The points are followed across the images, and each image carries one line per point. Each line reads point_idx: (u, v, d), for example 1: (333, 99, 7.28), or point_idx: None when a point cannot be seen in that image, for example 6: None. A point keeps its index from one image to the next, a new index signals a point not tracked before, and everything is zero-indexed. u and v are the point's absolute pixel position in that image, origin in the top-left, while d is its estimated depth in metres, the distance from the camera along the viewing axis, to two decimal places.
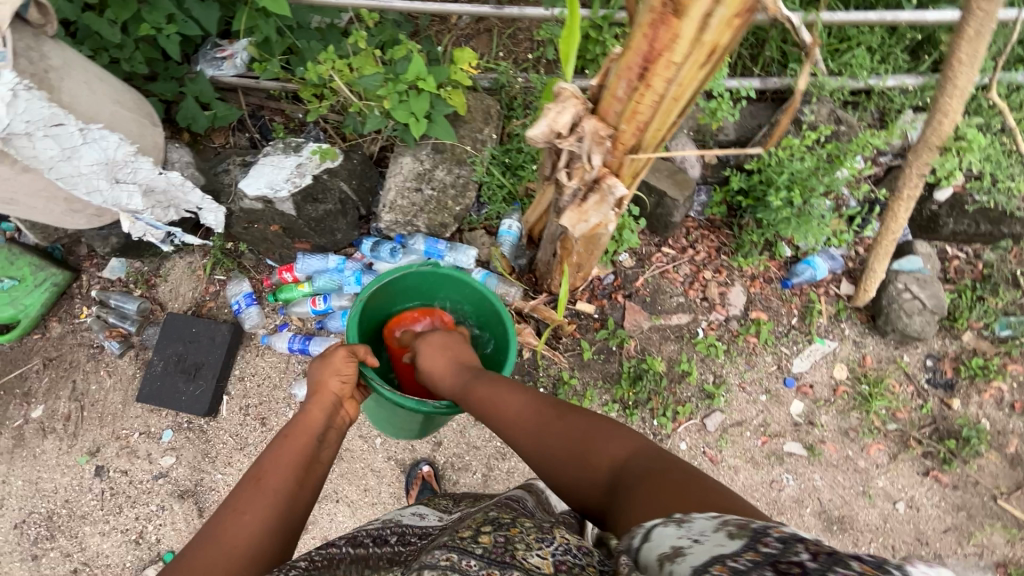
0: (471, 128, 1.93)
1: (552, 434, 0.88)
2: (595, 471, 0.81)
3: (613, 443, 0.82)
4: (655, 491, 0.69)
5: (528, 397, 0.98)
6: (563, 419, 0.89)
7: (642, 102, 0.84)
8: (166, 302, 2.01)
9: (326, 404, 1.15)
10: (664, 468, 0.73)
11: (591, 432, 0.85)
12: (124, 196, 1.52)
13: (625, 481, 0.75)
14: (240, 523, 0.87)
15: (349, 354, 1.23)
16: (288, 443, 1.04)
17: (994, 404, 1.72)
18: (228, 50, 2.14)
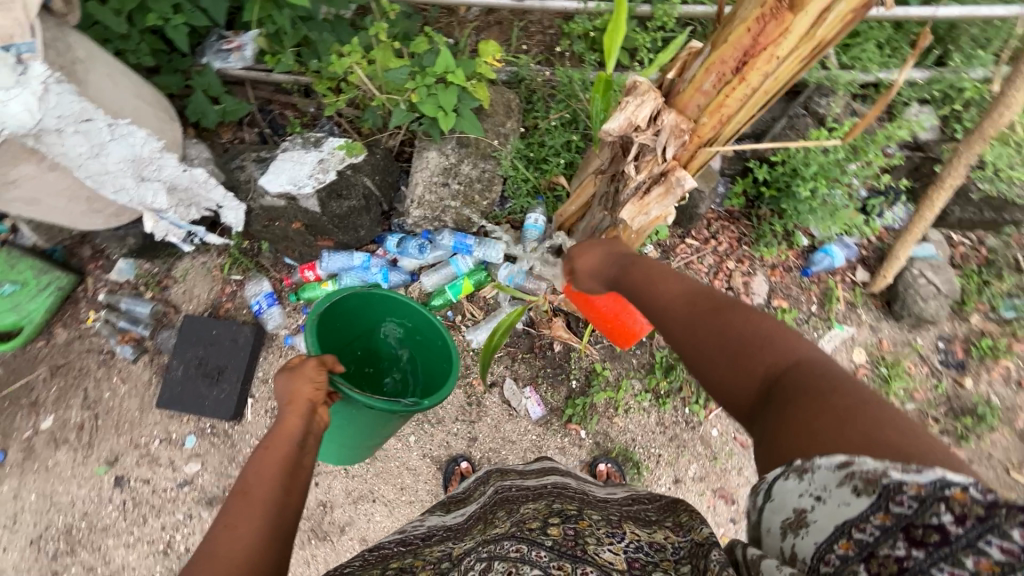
0: (494, 121, 1.92)
1: (705, 331, 0.81)
2: (748, 376, 0.74)
3: (780, 350, 0.73)
4: (814, 415, 0.61)
5: (684, 286, 0.90)
6: (723, 317, 0.81)
7: (731, 96, 0.85)
8: (180, 304, 1.94)
9: (303, 410, 0.96)
10: (832, 384, 0.64)
11: (754, 334, 0.76)
12: (149, 195, 1.48)
13: (784, 392, 0.68)
14: (233, 540, 0.73)
15: (321, 364, 1.04)
16: (265, 458, 0.86)
17: (1002, 382, 1.82)
18: (236, 41, 2.07)
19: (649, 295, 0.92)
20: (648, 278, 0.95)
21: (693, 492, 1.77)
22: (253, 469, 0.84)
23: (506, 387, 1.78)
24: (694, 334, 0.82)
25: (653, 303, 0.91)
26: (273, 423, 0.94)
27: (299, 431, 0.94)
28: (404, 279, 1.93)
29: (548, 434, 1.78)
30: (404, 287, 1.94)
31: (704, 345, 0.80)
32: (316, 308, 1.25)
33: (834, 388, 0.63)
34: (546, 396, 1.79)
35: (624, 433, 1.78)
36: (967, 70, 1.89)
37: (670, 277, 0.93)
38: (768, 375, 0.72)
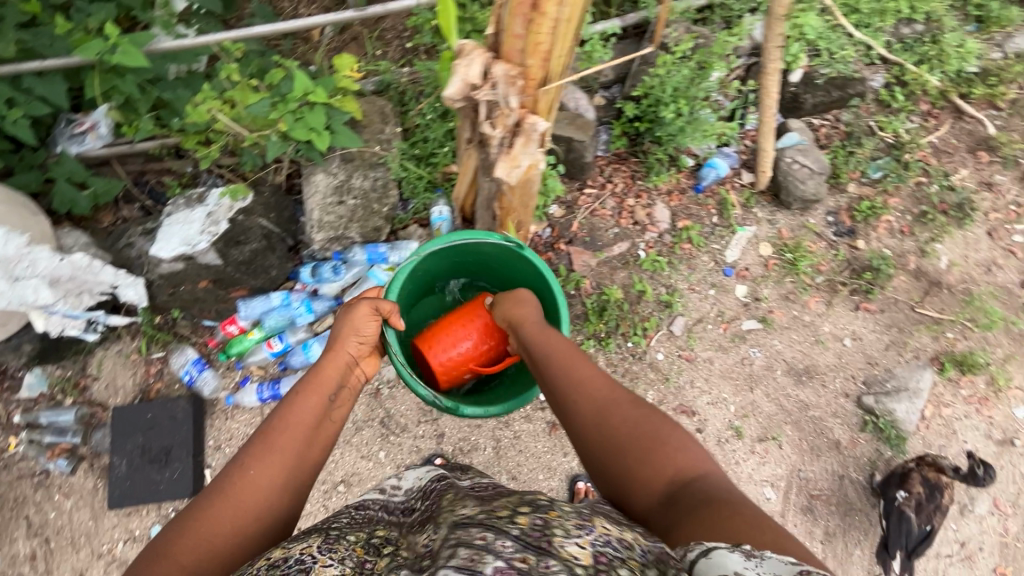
0: (373, 130, 1.95)
1: (625, 423, 0.99)
2: (658, 475, 0.91)
3: (686, 461, 0.92)
4: (722, 514, 0.77)
5: (606, 379, 1.09)
6: (641, 418, 1.00)
7: (541, 31, 0.93)
8: (106, 400, 1.85)
9: (341, 364, 1.17)
10: (731, 498, 0.82)
11: (668, 437, 0.95)
12: (29, 293, 1.42)
13: (690, 495, 0.85)
14: (254, 479, 0.92)
15: (374, 311, 1.25)
16: (297, 403, 1.05)
17: (888, 234, 2.00)
18: (87, 122, 1.98)
19: (576, 381, 1.09)
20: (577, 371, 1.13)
21: None
22: (284, 412, 1.04)
23: None
24: (611, 421, 1.01)
25: (583, 388, 1.07)
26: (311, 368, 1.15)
27: (333, 384, 1.13)
28: (330, 306, 1.90)
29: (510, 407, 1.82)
30: (332, 314, 1.90)
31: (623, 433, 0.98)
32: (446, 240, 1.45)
33: (731, 496, 0.83)
34: None
35: None
36: None
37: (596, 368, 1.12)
38: (673, 480, 0.90)
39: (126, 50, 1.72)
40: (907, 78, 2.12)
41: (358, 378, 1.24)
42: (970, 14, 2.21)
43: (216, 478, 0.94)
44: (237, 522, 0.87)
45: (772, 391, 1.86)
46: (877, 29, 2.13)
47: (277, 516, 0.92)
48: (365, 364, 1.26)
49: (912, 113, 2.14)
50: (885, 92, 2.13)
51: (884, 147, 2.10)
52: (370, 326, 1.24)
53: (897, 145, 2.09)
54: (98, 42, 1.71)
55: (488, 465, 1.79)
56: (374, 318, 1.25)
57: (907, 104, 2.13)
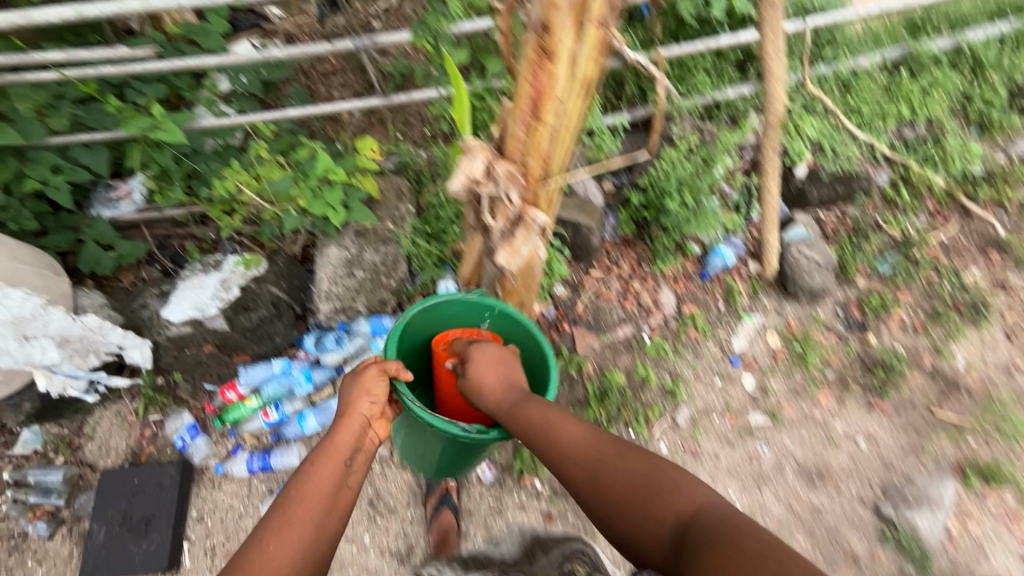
0: (388, 207, 2.04)
1: (616, 481, 0.97)
2: (660, 523, 0.89)
3: (683, 496, 0.90)
4: (724, 550, 0.77)
5: (588, 435, 1.06)
6: (629, 466, 0.98)
7: (540, 137, 0.98)
8: (96, 461, 1.83)
9: (356, 427, 1.09)
10: (729, 526, 0.81)
11: (657, 478, 0.94)
12: (37, 353, 1.45)
13: (693, 534, 0.84)
14: (274, 558, 0.89)
15: (382, 372, 1.18)
16: (316, 471, 1.01)
17: (901, 330, 1.96)
18: (124, 189, 2.13)
19: (560, 447, 1.06)
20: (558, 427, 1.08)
21: None
22: (301, 485, 1.00)
23: None
24: (605, 477, 0.99)
25: (569, 452, 1.04)
26: (328, 433, 1.09)
27: (349, 447, 1.07)
28: (328, 376, 1.91)
29: (505, 494, 1.75)
30: (330, 385, 1.91)
31: (618, 487, 0.97)
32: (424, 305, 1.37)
33: (732, 522, 0.82)
34: (493, 456, 1.78)
35: None
36: (781, 79, 2.23)
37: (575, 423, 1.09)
38: (676, 521, 0.88)
39: (167, 127, 1.87)
40: (912, 177, 2.17)
41: (376, 437, 1.16)
42: (972, 120, 2.28)
43: (236, 554, 0.91)
44: None
45: (782, 492, 1.75)
46: (879, 129, 2.21)
47: None
48: (382, 426, 1.18)
49: (919, 210, 2.17)
50: (890, 190, 2.16)
51: (892, 242, 2.11)
52: (383, 385, 1.15)
53: (906, 241, 2.09)
54: (142, 120, 1.86)
55: None
56: (383, 377, 1.17)
57: (913, 202, 2.16)
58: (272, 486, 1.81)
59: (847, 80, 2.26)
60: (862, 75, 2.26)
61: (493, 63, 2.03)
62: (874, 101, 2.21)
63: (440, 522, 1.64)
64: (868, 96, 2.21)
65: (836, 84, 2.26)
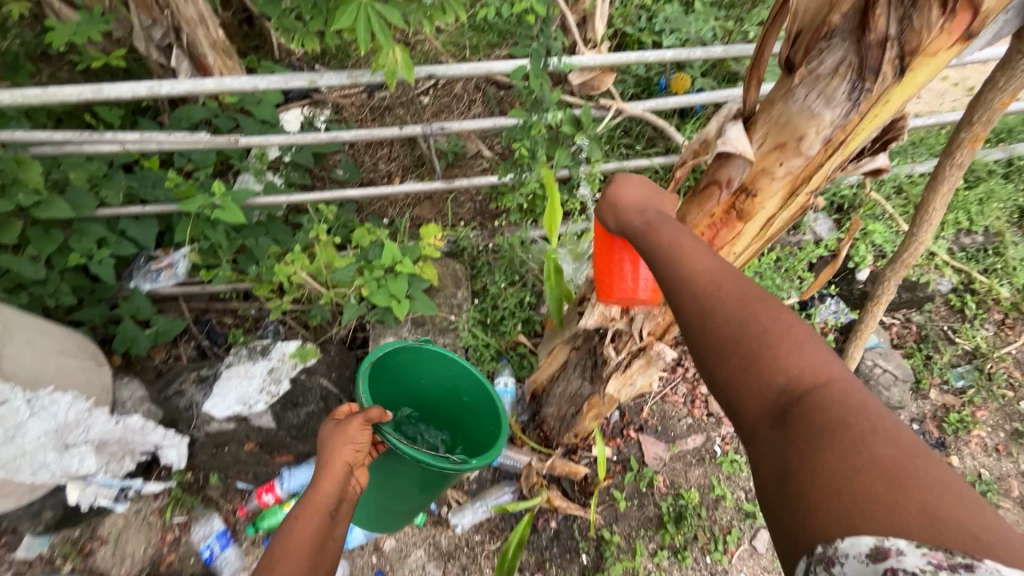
0: (445, 295, 1.96)
1: (722, 316, 0.69)
2: (763, 385, 0.63)
3: (808, 366, 0.61)
4: (838, 448, 0.51)
5: (710, 259, 0.76)
6: (750, 312, 0.68)
7: None
8: (108, 570, 1.63)
9: (338, 477, 1.06)
10: (859, 418, 0.54)
11: (779, 337, 0.64)
12: (75, 463, 1.28)
13: (805, 415, 0.57)
14: None
15: (365, 422, 1.14)
16: (303, 519, 0.98)
17: (982, 452, 1.87)
18: (166, 261, 1.99)
19: (666, 256, 0.79)
20: (672, 244, 0.80)
21: None
22: (282, 537, 0.95)
23: None
24: (713, 317, 0.70)
25: (675, 273, 0.76)
26: (313, 482, 1.05)
27: (334, 497, 1.04)
28: None
29: None
30: None
31: (720, 328, 0.68)
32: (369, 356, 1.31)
33: (866, 414, 0.54)
34: None
35: None
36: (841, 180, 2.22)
37: (694, 240, 0.79)
38: (786, 392, 0.61)
39: (226, 205, 1.78)
40: (976, 286, 2.13)
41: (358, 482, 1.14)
42: None
43: None
44: None
45: None
46: (939, 236, 2.20)
47: None
48: (361, 471, 1.15)
49: (986, 320, 2.12)
50: (955, 298, 2.12)
51: (963, 354, 2.04)
52: (366, 435, 1.13)
53: (978, 353, 2.03)
54: (201, 198, 1.77)
55: None
56: (366, 426, 1.14)
57: (980, 312, 2.11)
58: None
59: (904, 187, 2.25)
60: (919, 180, 2.26)
61: (561, 153, 1.96)
62: None
63: None
64: None
65: (892, 190, 2.25)
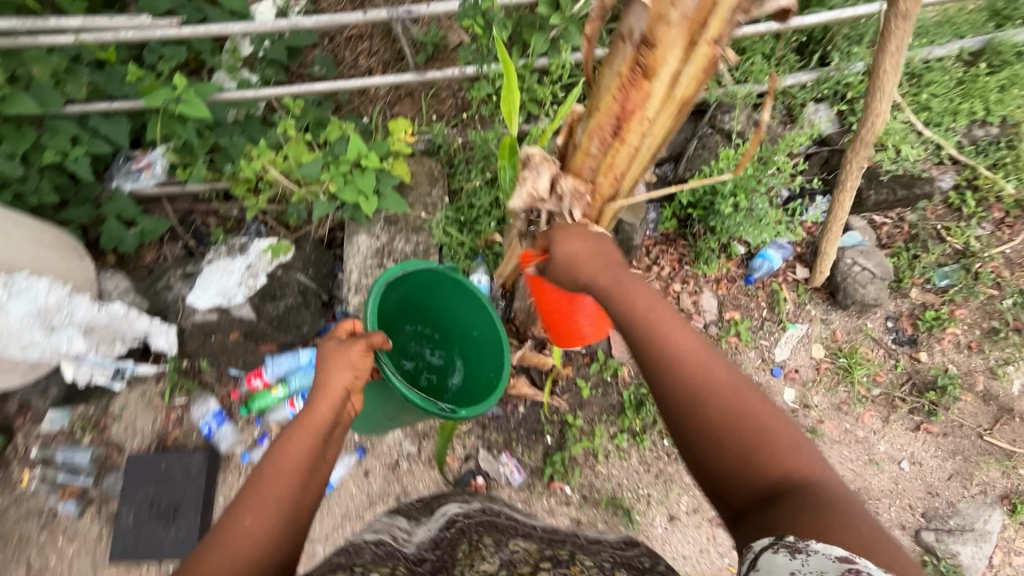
0: (419, 193, 1.95)
1: (713, 403, 0.78)
2: (759, 472, 0.72)
3: (799, 463, 0.72)
4: (830, 527, 0.62)
5: (691, 338, 0.84)
6: (740, 402, 0.77)
7: (616, 159, 0.87)
8: (123, 442, 1.81)
9: (336, 400, 0.99)
10: (841, 506, 0.65)
11: (767, 427, 0.75)
12: (63, 343, 1.41)
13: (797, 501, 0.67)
14: (238, 533, 0.81)
15: (367, 348, 1.09)
16: (294, 440, 0.93)
17: (954, 349, 1.87)
18: (145, 160, 2.03)
19: (648, 327, 0.85)
20: (658, 315, 0.86)
21: (690, 526, 1.73)
22: (273, 459, 0.90)
23: (481, 459, 1.73)
24: (703, 403, 0.78)
25: (662, 346, 0.83)
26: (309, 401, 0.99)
27: (329, 421, 0.98)
28: None
29: (534, 498, 1.72)
30: None
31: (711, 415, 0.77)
32: (392, 270, 1.35)
33: (844, 504, 0.66)
34: (523, 459, 1.75)
35: (608, 480, 1.74)
36: (847, 67, 2.03)
37: (672, 316, 0.86)
38: (779, 481, 0.71)
39: (190, 100, 1.74)
40: (980, 182, 1.98)
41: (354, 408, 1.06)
42: None
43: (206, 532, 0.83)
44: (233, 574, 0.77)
45: None
46: (947, 129, 2.06)
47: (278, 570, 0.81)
48: (359, 397, 1.08)
49: (983, 219, 2.02)
50: (955, 195, 2.01)
51: (952, 253, 1.97)
52: (368, 361, 1.07)
53: (967, 252, 1.96)
54: (164, 91, 1.74)
55: None
56: (369, 352, 1.09)
57: (979, 210, 2.01)
58: None
59: (918, 73, 2.05)
60: (936, 66, 2.05)
61: (536, 40, 1.88)
62: (947, 96, 2.03)
63: None
64: (941, 91, 2.03)
65: (905, 76, 2.05)
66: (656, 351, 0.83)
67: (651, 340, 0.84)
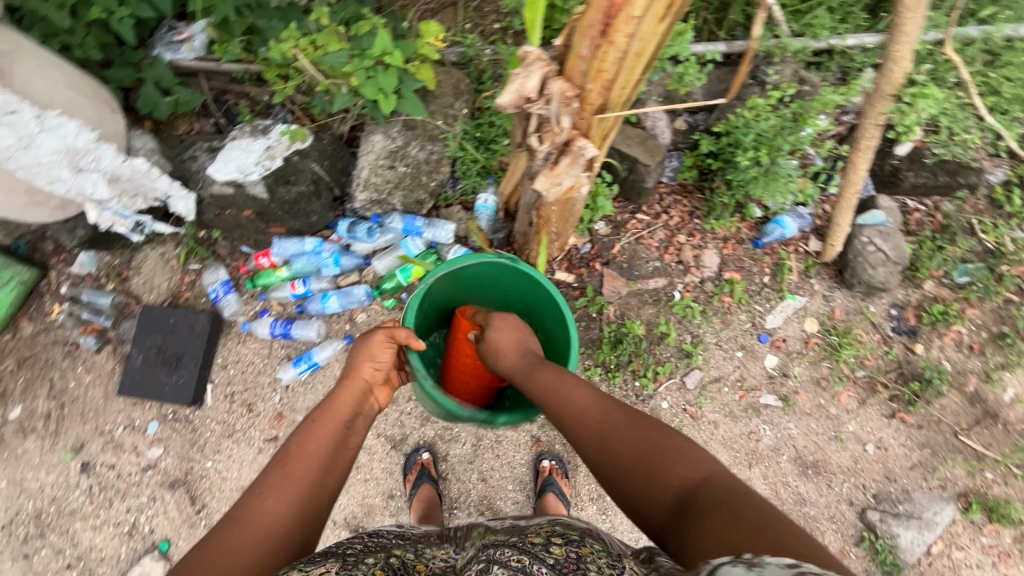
0: (442, 103, 1.93)
1: (620, 446, 0.92)
2: (663, 490, 0.84)
3: (688, 466, 0.84)
4: (718, 518, 0.72)
5: (596, 397, 1.01)
6: (643, 435, 0.91)
7: (606, 59, 0.90)
8: (141, 295, 1.97)
9: (357, 391, 1.07)
10: (733, 499, 0.75)
11: (667, 451, 0.87)
12: (88, 185, 1.54)
13: (695, 506, 0.77)
14: (265, 507, 0.85)
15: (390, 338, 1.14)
16: (316, 428, 0.99)
17: (954, 347, 1.82)
18: (186, 33, 2.10)
19: (565, 407, 1.03)
20: (573, 396, 1.03)
21: None
22: (298, 441, 0.96)
23: None
24: (613, 445, 0.93)
25: (569, 407, 1.02)
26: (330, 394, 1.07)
27: (350, 411, 1.04)
28: (356, 264, 1.95)
29: None
30: (356, 272, 1.96)
31: (619, 450, 0.91)
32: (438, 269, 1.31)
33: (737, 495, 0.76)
34: None
35: None
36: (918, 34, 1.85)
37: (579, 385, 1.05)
38: (682, 487, 0.82)
39: None
40: None
41: (376, 403, 1.14)
42: None
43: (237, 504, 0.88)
44: (256, 550, 0.80)
45: (772, 473, 1.78)
46: (1014, 117, 1.88)
47: (288, 553, 0.83)
48: (382, 394, 1.16)
49: None
50: (1001, 190, 1.88)
51: (980, 251, 1.88)
52: (388, 353, 1.13)
53: (996, 253, 1.87)
54: None
55: (464, 459, 1.81)
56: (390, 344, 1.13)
57: None
58: (290, 352, 1.93)
59: (996, 50, 1.87)
60: (1018, 46, 1.87)
61: None
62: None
63: (419, 493, 1.70)
64: (1017, 74, 1.84)
65: (981, 52, 1.87)
66: (574, 423, 1.00)
67: (567, 414, 1.02)
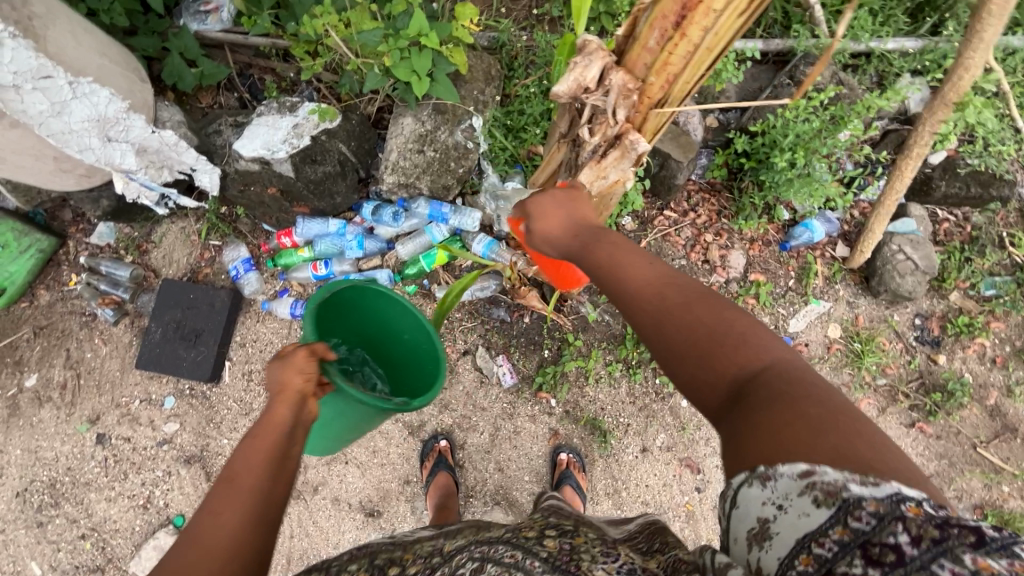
0: (472, 88, 1.90)
1: (677, 326, 0.74)
2: (719, 378, 0.70)
3: (746, 351, 0.69)
4: (784, 417, 0.60)
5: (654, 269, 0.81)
6: (700, 312, 0.74)
7: (675, 52, 0.87)
8: (159, 268, 1.95)
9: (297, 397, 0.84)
10: (802, 394, 0.63)
11: (728, 334, 0.70)
12: (116, 155, 1.52)
13: (757, 398, 0.64)
14: (218, 525, 0.68)
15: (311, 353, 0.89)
16: (254, 445, 0.77)
17: (977, 359, 1.82)
18: (213, 3, 2.06)
19: (618, 275, 0.82)
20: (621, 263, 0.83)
21: (660, 461, 1.80)
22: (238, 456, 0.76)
23: (479, 355, 1.81)
24: (670, 325, 0.75)
25: (619, 277, 0.82)
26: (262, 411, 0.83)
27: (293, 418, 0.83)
28: (380, 248, 1.93)
29: (520, 402, 1.81)
30: (379, 256, 1.94)
31: (674, 332, 0.74)
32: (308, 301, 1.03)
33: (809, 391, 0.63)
34: (518, 365, 1.82)
35: (593, 402, 1.81)
36: None
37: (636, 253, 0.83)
38: (740, 376, 0.68)
39: None
40: None
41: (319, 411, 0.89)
42: None
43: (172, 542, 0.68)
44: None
45: None
46: None
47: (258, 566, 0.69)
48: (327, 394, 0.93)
49: None
50: None
51: (1008, 265, 1.87)
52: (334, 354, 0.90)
53: None
54: None
55: (480, 449, 1.81)
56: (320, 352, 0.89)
57: None
58: None
59: None
60: None
61: None
62: None
63: (437, 481, 1.70)
64: None
65: None
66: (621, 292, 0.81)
67: (613, 285, 0.82)
